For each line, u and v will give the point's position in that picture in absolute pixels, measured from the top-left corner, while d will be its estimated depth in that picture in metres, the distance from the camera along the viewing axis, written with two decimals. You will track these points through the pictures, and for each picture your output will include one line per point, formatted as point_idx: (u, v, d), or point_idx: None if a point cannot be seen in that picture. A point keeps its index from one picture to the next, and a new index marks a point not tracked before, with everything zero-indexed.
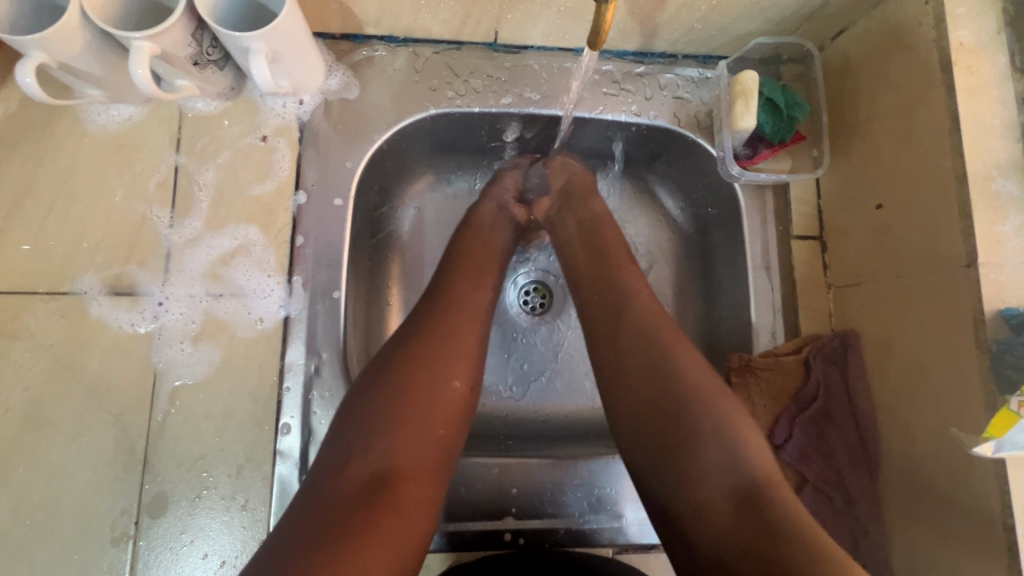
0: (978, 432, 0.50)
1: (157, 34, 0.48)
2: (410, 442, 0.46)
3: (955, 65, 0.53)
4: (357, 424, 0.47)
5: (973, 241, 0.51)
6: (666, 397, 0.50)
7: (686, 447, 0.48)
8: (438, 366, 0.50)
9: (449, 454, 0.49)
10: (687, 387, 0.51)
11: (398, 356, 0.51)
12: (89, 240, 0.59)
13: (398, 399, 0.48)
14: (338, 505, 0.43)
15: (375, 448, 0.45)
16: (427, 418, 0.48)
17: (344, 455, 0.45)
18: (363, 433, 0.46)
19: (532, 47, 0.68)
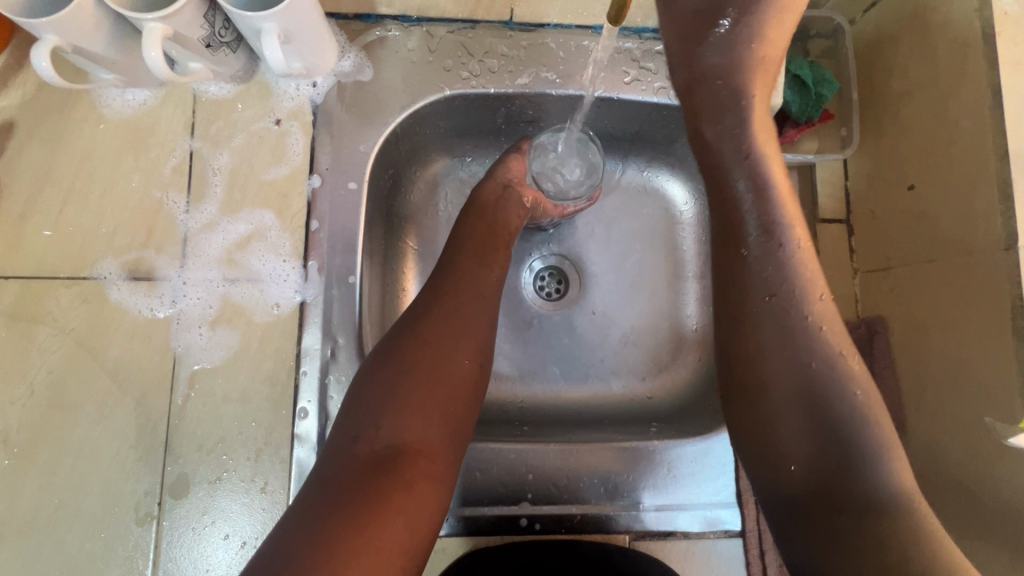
0: (1013, 422, 0.48)
1: (170, 15, 0.48)
2: (422, 419, 0.46)
3: (999, 35, 0.50)
4: (368, 401, 0.47)
5: (1012, 222, 0.48)
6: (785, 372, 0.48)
7: (792, 420, 0.48)
8: (446, 343, 0.50)
9: (459, 431, 0.48)
10: (837, 375, 0.47)
11: (406, 334, 0.50)
12: (108, 226, 0.60)
13: (408, 375, 0.48)
14: (351, 480, 0.43)
15: (387, 425, 0.45)
16: (437, 395, 0.48)
17: (355, 430, 0.46)
18: (375, 410, 0.46)
19: (549, 25, 0.66)
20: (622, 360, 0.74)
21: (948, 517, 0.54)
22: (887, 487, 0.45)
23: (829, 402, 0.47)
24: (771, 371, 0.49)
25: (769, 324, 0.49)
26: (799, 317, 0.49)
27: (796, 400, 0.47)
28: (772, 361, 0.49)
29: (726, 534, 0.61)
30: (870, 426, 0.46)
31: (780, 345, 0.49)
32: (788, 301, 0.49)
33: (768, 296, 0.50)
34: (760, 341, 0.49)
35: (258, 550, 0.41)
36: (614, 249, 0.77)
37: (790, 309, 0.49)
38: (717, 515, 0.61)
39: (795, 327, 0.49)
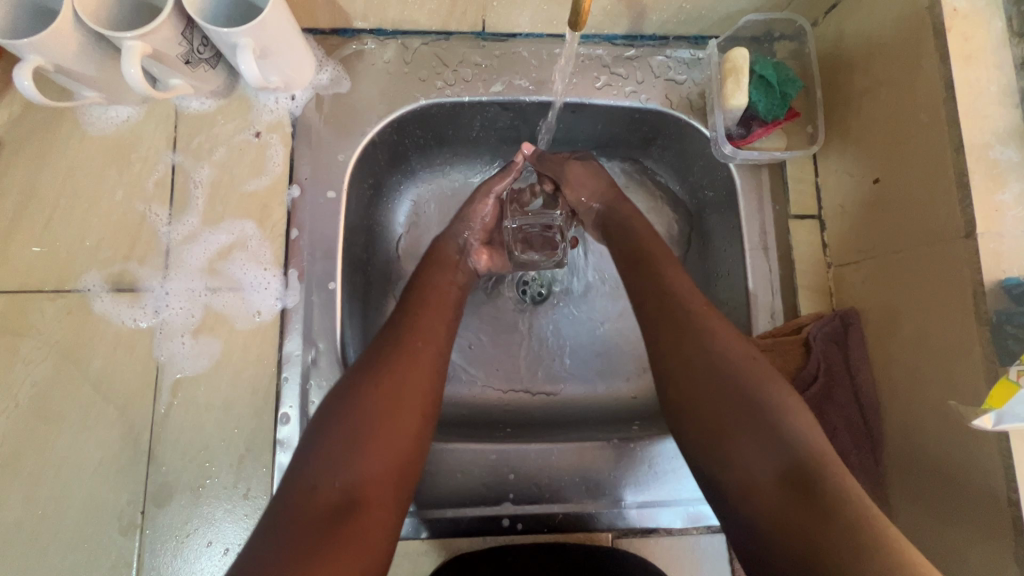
0: (977, 407, 0.48)
1: (147, 34, 0.50)
2: (375, 463, 0.47)
3: (948, 31, 0.51)
4: (330, 446, 0.47)
5: (971, 210, 0.49)
6: (726, 405, 0.49)
7: (739, 423, 0.48)
8: (404, 397, 0.51)
9: (404, 476, 0.49)
10: (750, 373, 0.50)
11: (364, 385, 0.51)
12: (92, 239, 0.61)
13: (366, 423, 0.48)
14: (309, 522, 0.43)
15: (339, 469, 0.46)
16: (393, 441, 0.49)
17: (317, 477, 0.46)
18: (336, 456, 0.47)
19: (521, 34, 0.68)
20: (602, 363, 0.75)
21: (926, 502, 0.54)
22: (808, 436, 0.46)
23: (763, 397, 0.48)
24: (726, 437, 0.48)
25: (697, 378, 0.51)
26: (697, 326, 0.54)
27: (727, 408, 0.49)
28: (720, 432, 0.49)
29: (709, 530, 0.61)
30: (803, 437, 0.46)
31: (713, 416, 0.49)
32: (680, 317, 0.55)
33: (672, 336, 0.54)
34: (682, 372, 0.52)
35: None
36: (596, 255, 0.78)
37: (684, 321, 0.54)
38: (700, 510, 0.61)
39: (717, 386, 0.50)
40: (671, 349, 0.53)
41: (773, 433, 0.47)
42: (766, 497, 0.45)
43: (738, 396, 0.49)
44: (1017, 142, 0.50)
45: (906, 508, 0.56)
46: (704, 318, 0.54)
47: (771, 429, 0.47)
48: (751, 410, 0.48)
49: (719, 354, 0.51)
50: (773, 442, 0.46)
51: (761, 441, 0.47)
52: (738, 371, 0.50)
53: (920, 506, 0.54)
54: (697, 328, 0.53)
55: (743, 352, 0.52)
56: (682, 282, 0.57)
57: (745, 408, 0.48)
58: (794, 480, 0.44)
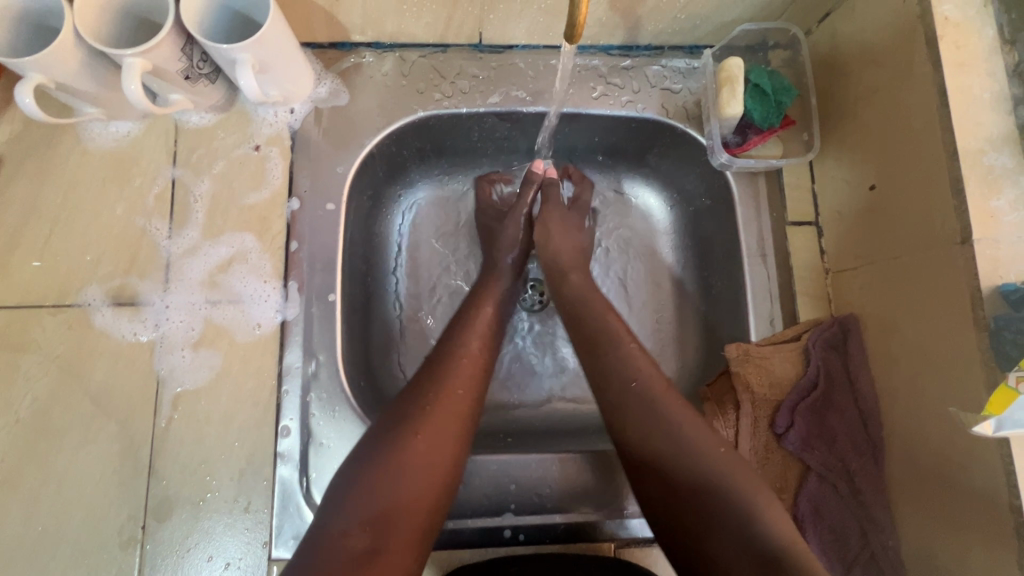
0: (977, 412, 0.49)
1: (147, 51, 0.50)
2: (412, 490, 0.47)
3: (940, 40, 0.52)
4: (370, 478, 0.47)
5: (966, 217, 0.49)
6: (691, 490, 0.48)
7: (707, 512, 0.47)
8: (444, 427, 0.50)
9: (438, 505, 0.49)
10: (706, 457, 0.49)
11: (411, 411, 0.50)
12: (92, 253, 0.61)
13: (407, 451, 0.48)
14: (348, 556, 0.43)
15: (374, 497, 0.46)
16: (430, 470, 0.48)
17: (354, 507, 0.45)
18: (369, 493, 0.46)
19: (517, 46, 0.69)
20: None
21: (933, 509, 0.53)
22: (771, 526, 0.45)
23: (719, 482, 0.48)
24: (695, 521, 0.47)
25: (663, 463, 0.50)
26: (656, 409, 0.52)
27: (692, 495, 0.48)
28: (689, 517, 0.48)
29: None
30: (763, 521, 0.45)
31: (682, 501, 0.48)
32: (635, 401, 0.53)
33: (630, 417, 0.53)
34: (647, 452, 0.51)
35: None
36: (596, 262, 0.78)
37: (642, 403, 0.53)
38: None
39: (682, 472, 0.49)
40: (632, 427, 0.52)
41: (739, 523, 0.46)
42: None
43: (702, 482, 0.48)
44: (1011, 147, 0.50)
45: (910, 516, 0.55)
46: (661, 401, 0.53)
47: (736, 517, 0.46)
48: (714, 497, 0.47)
49: (680, 438, 0.50)
50: (743, 531, 0.45)
51: (731, 528, 0.46)
52: (699, 456, 0.49)
53: (927, 512, 0.54)
54: (655, 407, 0.52)
55: (699, 431, 0.51)
56: (640, 358, 0.56)
57: (713, 493, 0.47)
58: (767, 570, 0.43)
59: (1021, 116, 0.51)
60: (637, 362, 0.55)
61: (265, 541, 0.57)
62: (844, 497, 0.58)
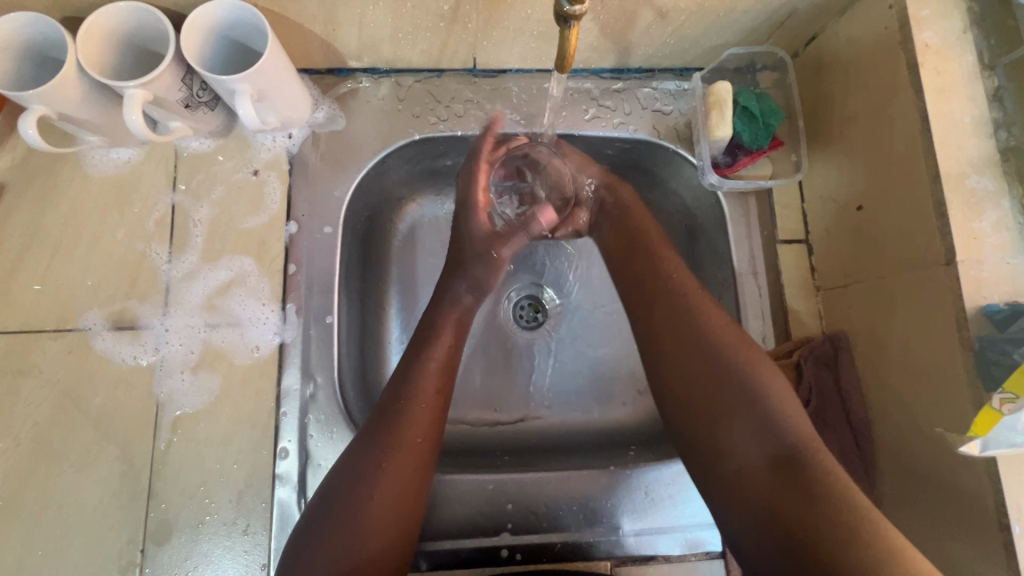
0: (964, 432, 0.49)
1: (148, 82, 0.51)
2: (367, 550, 0.47)
3: (921, 66, 0.53)
4: (325, 541, 0.47)
5: (950, 238, 0.51)
6: (715, 377, 0.52)
7: (727, 397, 0.51)
8: (398, 480, 0.50)
9: (398, 558, 0.49)
10: (731, 350, 0.53)
11: (361, 470, 0.50)
12: (93, 279, 0.62)
13: (361, 512, 0.48)
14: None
15: (329, 559, 0.46)
16: (385, 528, 0.48)
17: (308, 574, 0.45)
18: (335, 541, 0.47)
19: (511, 70, 0.70)
20: (598, 388, 0.75)
21: (924, 525, 0.54)
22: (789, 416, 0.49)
23: (742, 373, 0.51)
24: (710, 413, 0.51)
25: (689, 360, 0.54)
26: (691, 310, 0.56)
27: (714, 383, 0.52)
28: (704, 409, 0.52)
29: (707, 556, 0.61)
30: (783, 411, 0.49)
31: (703, 391, 0.52)
32: (671, 304, 0.57)
33: (666, 321, 0.57)
34: (676, 350, 0.55)
35: None
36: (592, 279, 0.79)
37: (680, 308, 0.57)
38: (699, 536, 0.62)
39: (708, 368, 0.53)
40: (665, 332, 0.56)
41: (753, 409, 0.50)
42: (749, 468, 0.48)
43: (725, 374, 0.52)
44: (992, 170, 0.52)
45: (902, 532, 0.56)
46: (695, 303, 0.57)
47: (752, 407, 0.50)
48: (735, 389, 0.51)
49: (711, 336, 0.54)
50: (756, 418, 0.49)
51: (747, 419, 0.49)
52: (727, 352, 0.53)
53: (918, 527, 0.54)
54: (690, 310, 0.56)
55: (725, 326, 0.55)
56: (675, 267, 0.60)
57: (734, 385, 0.51)
58: (779, 456, 0.47)
59: (1001, 140, 0.53)
60: (676, 275, 0.59)
61: (263, 563, 0.57)
62: None
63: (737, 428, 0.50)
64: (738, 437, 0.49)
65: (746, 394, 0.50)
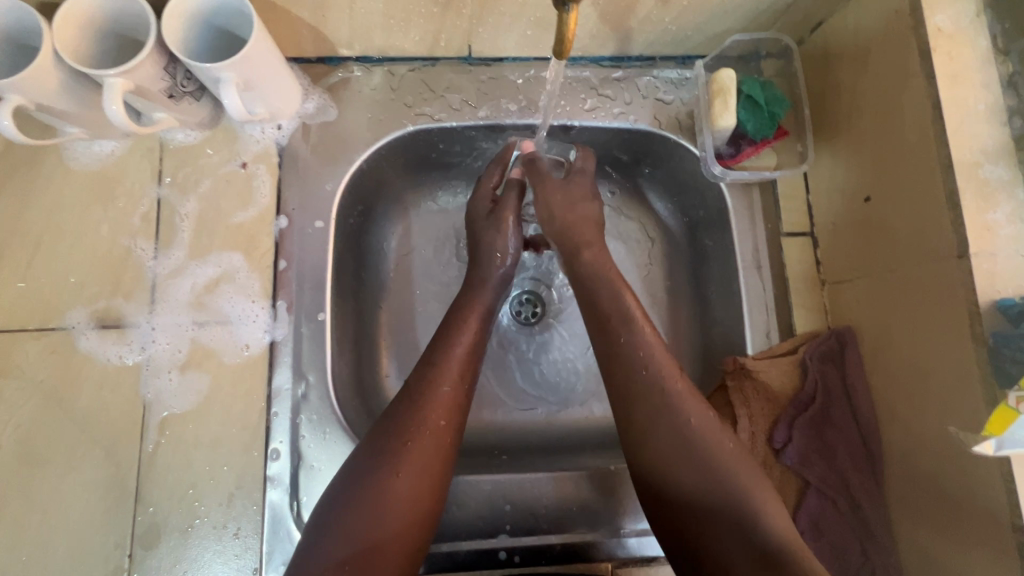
0: (977, 431, 0.48)
1: (129, 71, 0.49)
2: (391, 523, 0.46)
3: (934, 51, 0.51)
4: (347, 516, 0.46)
5: (963, 231, 0.49)
6: (668, 436, 0.50)
7: (680, 462, 0.49)
8: (423, 452, 0.49)
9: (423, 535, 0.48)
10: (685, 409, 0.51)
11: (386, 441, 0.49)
12: (76, 275, 0.60)
13: (385, 486, 0.47)
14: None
15: (348, 538, 0.45)
16: (410, 503, 0.47)
17: (330, 551, 0.44)
18: (358, 506, 0.46)
19: (507, 58, 0.68)
20: (598, 385, 0.74)
21: (933, 527, 0.52)
22: (742, 483, 0.47)
23: (695, 435, 0.50)
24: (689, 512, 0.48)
25: (670, 450, 0.50)
26: (660, 378, 0.53)
27: (668, 444, 0.50)
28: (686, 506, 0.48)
29: None
30: (737, 475, 0.48)
31: (671, 473, 0.49)
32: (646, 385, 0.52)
33: (643, 403, 0.52)
34: (657, 442, 0.50)
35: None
36: None
37: (658, 400, 0.52)
38: None
39: (690, 467, 0.48)
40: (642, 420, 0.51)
41: (738, 522, 0.46)
42: (720, 553, 0.46)
43: (709, 475, 0.48)
44: (1007, 159, 0.50)
45: (910, 531, 0.55)
46: (650, 351, 0.54)
47: (736, 515, 0.46)
48: (718, 496, 0.47)
49: (692, 430, 0.50)
50: (741, 528, 0.46)
51: (711, 501, 0.47)
52: (715, 454, 0.49)
53: (926, 529, 0.53)
54: (670, 396, 0.52)
55: (676, 381, 0.52)
56: (650, 342, 0.55)
57: (717, 487, 0.47)
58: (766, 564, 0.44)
59: (1017, 128, 0.51)
60: (653, 349, 0.54)
61: (254, 567, 0.56)
62: (842, 511, 0.57)
63: (692, 493, 0.48)
64: (693, 501, 0.48)
65: (702, 460, 0.49)
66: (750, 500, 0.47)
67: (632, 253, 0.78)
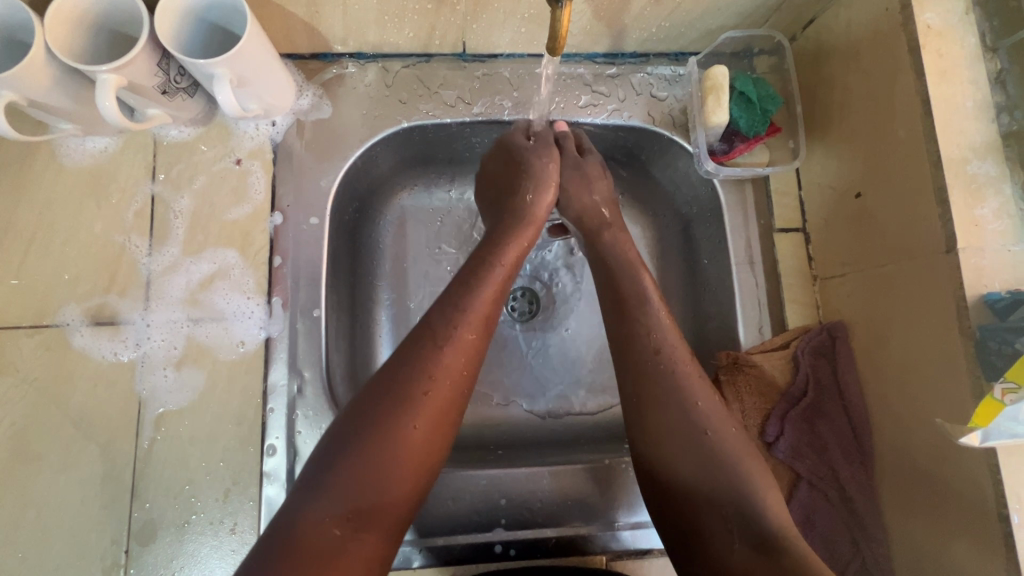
0: (964, 423, 0.49)
1: (122, 66, 0.49)
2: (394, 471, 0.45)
3: (923, 48, 0.52)
4: (352, 461, 0.44)
5: (951, 226, 0.49)
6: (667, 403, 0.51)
7: (676, 427, 0.50)
8: (437, 400, 0.48)
9: (420, 487, 0.47)
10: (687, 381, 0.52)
11: (397, 389, 0.48)
12: (70, 272, 0.60)
13: (390, 433, 0.46)
14: (322, 549, 0.41)
15: (351, 482, 0.44)
16: (415, 453, 0.46)
17: (336, 491, 0.43)
18: (364, 449, 0.45)
19: (502, 55, 0.68)
20: (592, 380, 0.74)
21: (922, 517, 0.53)
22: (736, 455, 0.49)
23: (695, 405, 0.51)
24: (696, 501, 0.48)
25: (681, 441, 0.50)
26: (663, 352, 0.53)
27: (668, 413, 0.51)
28: (689, 496, 0.48)
29: None
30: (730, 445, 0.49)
31: (666, 436, 0.50)
32: (663, 381, 0.52)
33: (655, 395, 0.52)
34: (655, 406, 0.51)
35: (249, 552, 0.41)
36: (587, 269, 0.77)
37: (672, 395, 0.52)
38: None
39: (698, 459, 0.49)
40: (655, 409, 0.51)
41: (740, 513, 0.46)
42: (702, 513, 0.47)
43: (715, 464, 0.48)
44: (994, 156, 0.50)
45: (899, 521, 0.56)
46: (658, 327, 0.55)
47: (730, 490, 0.47)
48: (724, 484, 0.48)
49: (690, 397, 0.51)
50: (726, 496, 0.47)
51: (701, 468, 0.49)
52: (724, 450, 0.49)
53: (916, 520, 0.54)
54: (684, 390, 0.52)
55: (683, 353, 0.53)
56: (670, 335, 0.55)
57: (724, 476, 0.48)
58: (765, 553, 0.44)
59: (1004, 124, 0.51)
60: (671, 343, 0.54)
61: None
62: (833, 502, 0.58)
63: (683, 457, 0.49)
64: (685, 464, 0.49)
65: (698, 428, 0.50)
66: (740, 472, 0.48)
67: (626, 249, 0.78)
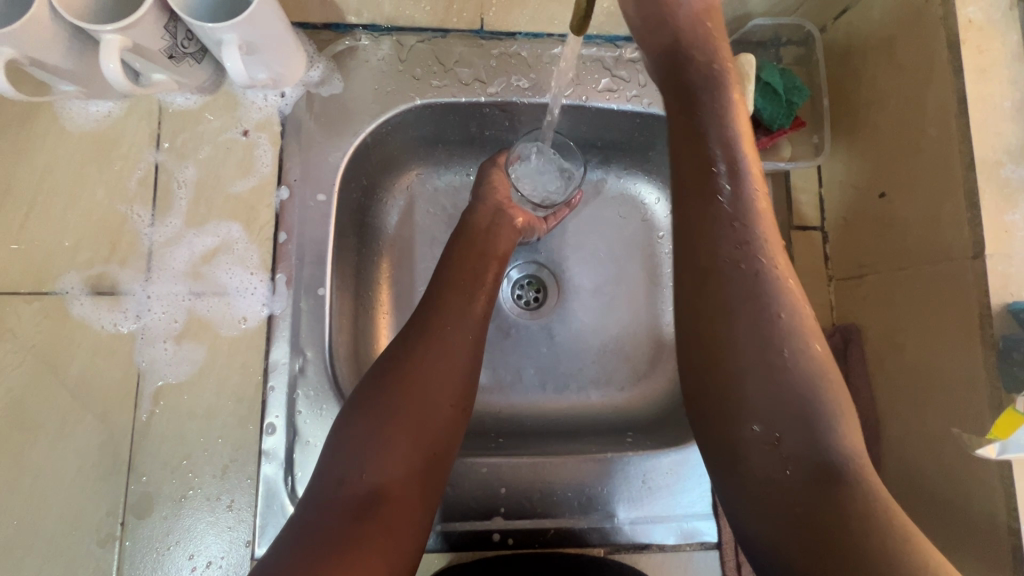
0: (981, 434, 0.47)
1: (128, 27, 0.47)
2: (411, 441, 0.48)
3: (963, 43, 0.50)
4: (368, 438, 0.47)
5: (980, 231, 0.48)
6: (748, 333, 0.44)
7: (744, 361, 0.44)
8: (429, 389, 0.50)
9: (439, 468, 0.49)
10: (775, 300, 0.45)
11: (392, 378, 0.50)
12: (71, 239, 0.59)
13: (398, 423, 0.48)
14: (353, 513, 0.45)
15: (372, 456, 0.47)
16: (424, 434, 0.49)
17: (357, 461, 0.47)
18: (378, 419, 0.48)
19: (519, 34, 0.66)
20: (598, 372, 0.73)
21: (931, 529, 0.52)
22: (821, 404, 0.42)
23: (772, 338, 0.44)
24: (748, 420, 0.44)
25: (750, 355, 0.44)
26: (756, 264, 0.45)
27: (754, 339, 0.44)
28: (743, 415, 0.44)
29: (702, 546, 0.60)
30: (823, 391, 0.43)
31: (743, 371, 0.44)
32: (739, 282, 0.45)
33: (724, 300, 0.46)
34: (736, 328, 0.45)
35: (286, 529, 0.45)
36: (597, 260, 0.76)
37: (755, 301, 0.45)
38: (695, 526, 0.60)
39: (762, 358, 0.44)
40: (724, 316, 0.45)
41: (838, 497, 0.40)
42: (781, 483, 0.42)
43: (788, 393, 0.43)
44: None
45: None
46: (752, 229, 0.46)
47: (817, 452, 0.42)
48: (799, 409, 0.42)
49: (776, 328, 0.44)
50: (819, 470, 0.41)
51: (783, 421, 0.43)
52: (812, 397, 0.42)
53: None
54: (768, 295, 0.45)
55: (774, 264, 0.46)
56: (759, 216, 0.47)
57: (793, 394, 0.43)
58: (819, 482, 0.41)
59: None
60: (762, 224, 0.47)
61: (247, 540, 0.56)
62: None
63: (760, 410, 0.43)
64: (756, 417, 0.43)
65: (779, 367, 0.43)
66: (834, 433, 0.42)
67: (636, 243, 0.77)
